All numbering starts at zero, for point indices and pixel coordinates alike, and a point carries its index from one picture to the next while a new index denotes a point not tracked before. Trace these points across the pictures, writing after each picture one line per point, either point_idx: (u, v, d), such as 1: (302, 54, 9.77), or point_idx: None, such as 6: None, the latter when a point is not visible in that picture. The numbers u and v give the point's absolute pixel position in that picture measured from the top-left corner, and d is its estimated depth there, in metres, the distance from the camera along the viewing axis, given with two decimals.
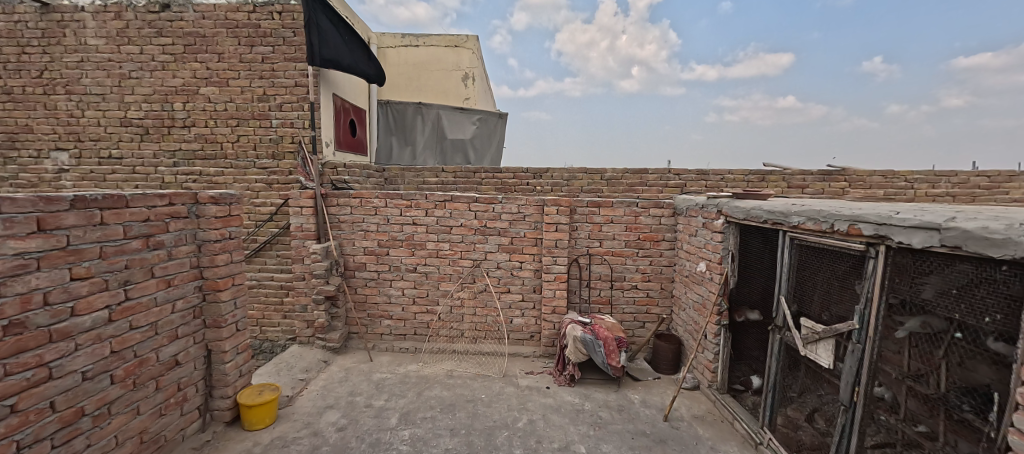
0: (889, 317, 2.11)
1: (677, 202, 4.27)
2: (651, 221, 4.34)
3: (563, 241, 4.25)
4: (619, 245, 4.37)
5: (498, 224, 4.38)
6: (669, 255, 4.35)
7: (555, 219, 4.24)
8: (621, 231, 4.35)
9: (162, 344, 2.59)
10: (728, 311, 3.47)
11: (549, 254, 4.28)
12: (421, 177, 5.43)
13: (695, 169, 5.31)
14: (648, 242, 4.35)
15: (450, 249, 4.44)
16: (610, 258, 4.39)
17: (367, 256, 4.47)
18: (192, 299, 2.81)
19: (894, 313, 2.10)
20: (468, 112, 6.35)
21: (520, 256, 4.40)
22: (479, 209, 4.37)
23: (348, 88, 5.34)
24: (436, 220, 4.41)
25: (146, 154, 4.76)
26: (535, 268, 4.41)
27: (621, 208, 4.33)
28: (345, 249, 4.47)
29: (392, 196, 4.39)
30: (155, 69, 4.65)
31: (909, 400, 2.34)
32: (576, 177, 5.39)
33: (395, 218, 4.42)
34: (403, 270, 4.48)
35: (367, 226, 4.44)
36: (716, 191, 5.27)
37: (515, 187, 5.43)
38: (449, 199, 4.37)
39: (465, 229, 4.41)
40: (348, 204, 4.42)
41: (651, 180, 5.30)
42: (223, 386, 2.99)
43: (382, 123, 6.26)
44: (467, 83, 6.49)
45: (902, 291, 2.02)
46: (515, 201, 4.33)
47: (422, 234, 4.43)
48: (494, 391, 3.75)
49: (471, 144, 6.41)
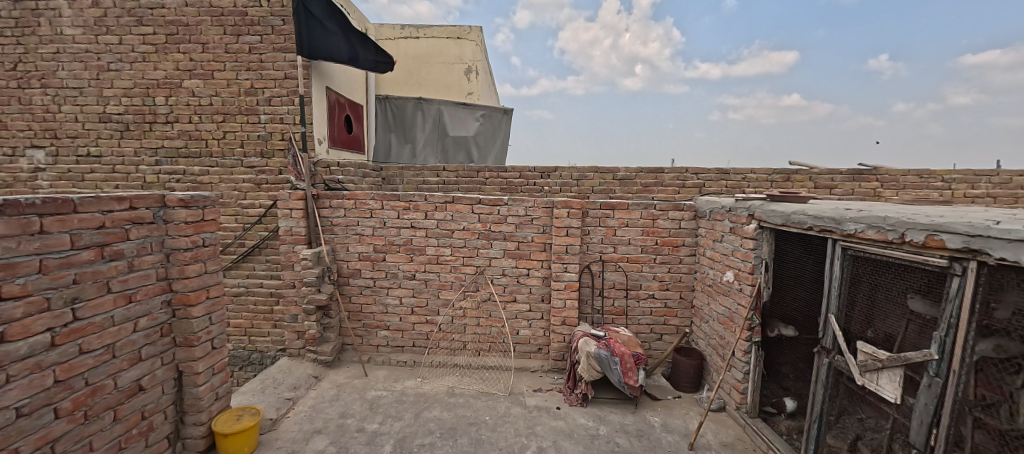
0: (974, 346, 1.75)
1: (699, 204, 3.90)
2: (670, 225, 3.98)
3: (574, 247, 3.90)
4: (635, 251, 4.02)
5: (503, 228, 4.04)
6: (689, 261, 4.00)
7: (565, 223, 3.89)
8: (637, 235, 4.00)
9: (122, 369, 2.27)
10: (760, 326, 3.11)
11: (559, 261, 3.93)
12: (421, 177, 5.09)
13: (715, 168, 4.95)
14: (667, 247, 4.00)
15: (452, 255, 4.10)
16: (626, 265, 4.04)
17: (362, 262, 4.14)
18: (159, 315, 2.49)
19: (978, 341, 1.74)
20: (471, 107, 5.99)
21: (527, 262, 4.06)
22: (482, 211, 4.03)
23: (343, 82, 5.00)
24: (436, 223, 4.07)
25: (127, 152, 4.45)
26: (544, 276, 4.06)
27: (638, 211, 3.97)
28: (338, 255, 4.13)
29: (389, 197, 4.06)
30: (135, 60, 4.33)
31: (975, 436, 1.76)
32: (587, 177, 5.03)
33: (392, 221, 4.09)
34: (401, 277, 4.15)
35: (361, 230, 4.11)
36: (737, 192, 4.90)
37: (521, 188, 5.08)
38: (450, 200, 4.03)
39: (467, 233, 4.07)
40: (341, 206, 4.08)
41: (667, 180, 4.95)
42: (196, 412, 2.67)
43: (381, 119, 5.93)
44: (471, 77, 6.13)
45: (979, 314, 1.73)
46: (523, 202, 3.98)
47: (421, 238, 4.10)
48: (500, 412, 3.41)
49: (474, 141, 6.04)
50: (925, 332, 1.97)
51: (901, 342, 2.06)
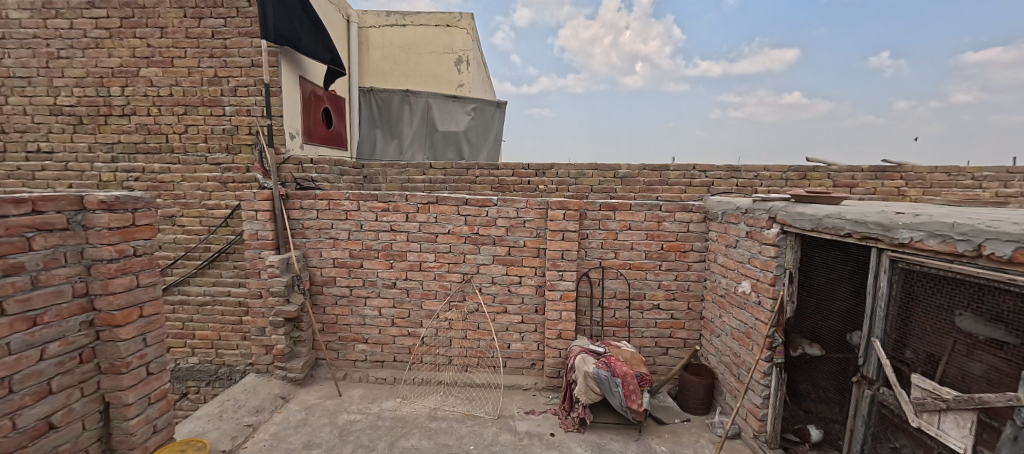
0: None
1: (710, 204, 3.50)
2: (676, 228, 3.59)
3: (570, 252, 3.51)
4: (638, 257, 3.63)
5: (492, 231, 3.64)
6: (698, 268, 3.61)
7: (561, 226, 3.49)
8: (641, 240, 3.61)
9: (23, 406, 1.90)
10: (783, 345, 2.72)
11: (554, 268, 3.54)
12: (406, 174, 4.70)
13: (725, 165, 4.55)
14: (673, 253, 3.62)
15: (436, 261, 3.71)
16: (628, 272, 3.65)
17: (337, 269, 3.75)
18: (76, 338, 2.10)
19: None
20: (461, 100, 5.58)
21: (519, 269, 3.67)
22: (469, 213, 3.64)
23: (319, 72, 4.58)
24: (418, 226, 3.68)
25: (81, 148, 4.05)
26: (537, 285, 3.67)
27: (641, 212, 3.58)
28: (311, 261, 3.74)
29: (365, 197, 3.66)
30: (88, 46, 3.93)
31: None
32: (585, 174, 4.63)
33: (369, 223, 3.69)
34: (380, 286, 3.76)
35: (336, 233, 3.71)
36: (748, 191, 4.51)
37: (513, 187, 4.69)
38: (433, 201, 3.64)
39: (453, 237, 3.68)
40: (313, 207, 3.69)
41: (672, 178, 4.55)
42: (127, 450, 2.28)
43: (365, 114, 5.55)
44: (462, 68, 5.70)
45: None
46: (514, 203, 3.59)
47: (401, 242, 3.70)
48: (486, 440, 3.02)
49: (464, 137, 5.63)
50: (974, 352, 1.74)
51: (946, 362, 1.82)
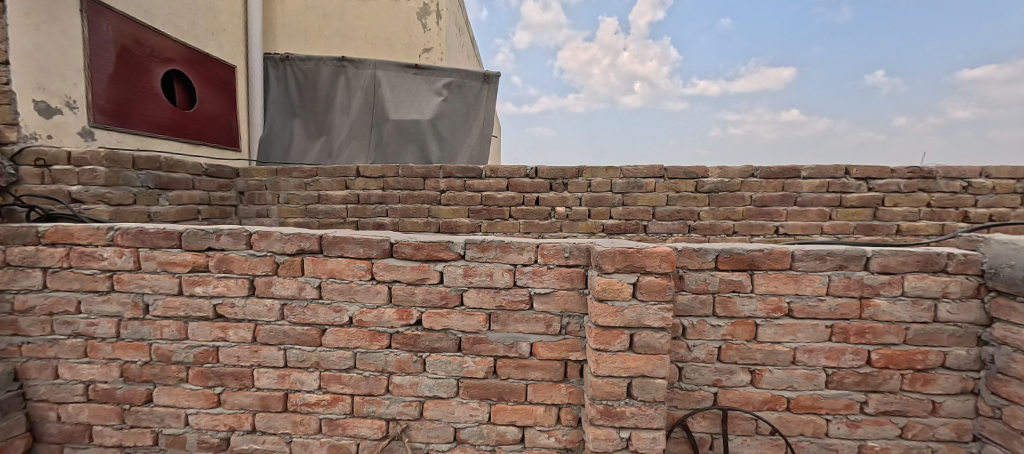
0: None
1: (1005, 255, 1.37)
2: (907, 314, 1.46)
3: (650, 384, 1.36)
4: (809, 384, 1.49)
5: (454, 321, 1.51)
6: (955, 411, 1.49)
7: (627, 317, 1.35)
8: (816, 342, 1.47)
9: None
10: None
11: (607, 421, 1.39)
12: (315, 188, 2.63)
13: (904, 168, 2.44)
14: (897, 374, 1.48)
15: (321, 392, 1.56)
16: (784, 420, 1.49)
17: (92, 408, 1.61)
18: None
19: None
20: (427, 72, 3.49)
21: (516, 412, 1.53)
22: (399, 278, 1.51)
23: (155, 5, 2.51)
24: (277, 308, 1.54)
25: None
26: (562, 449, 1.53)
27: (820, 277, 1.45)
28: (34, 389, 1.61)
29: (151, 239, 1.53)
30: None
31: None
32: (643, 186, 2.52)
33: (161, 302, 1.55)
34: (192, 447, 1.60)
35: (87, 326, 1.58)
36: (950, 216, 2.41)
37: (508, 210, 2.60)
38: (312, 247, 1.51)
39: (360, 334, 1.54)
40: (33, 263, 1.57)
41: (805, 192, 2.44)
42: None
43: (276, 94, 3.51)
44: (429, 22, 3.60)
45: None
46: (507, 255, 1.46)
47: (238, 347, 1.56)
48: None
49: (431, 128, 3.48)
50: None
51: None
